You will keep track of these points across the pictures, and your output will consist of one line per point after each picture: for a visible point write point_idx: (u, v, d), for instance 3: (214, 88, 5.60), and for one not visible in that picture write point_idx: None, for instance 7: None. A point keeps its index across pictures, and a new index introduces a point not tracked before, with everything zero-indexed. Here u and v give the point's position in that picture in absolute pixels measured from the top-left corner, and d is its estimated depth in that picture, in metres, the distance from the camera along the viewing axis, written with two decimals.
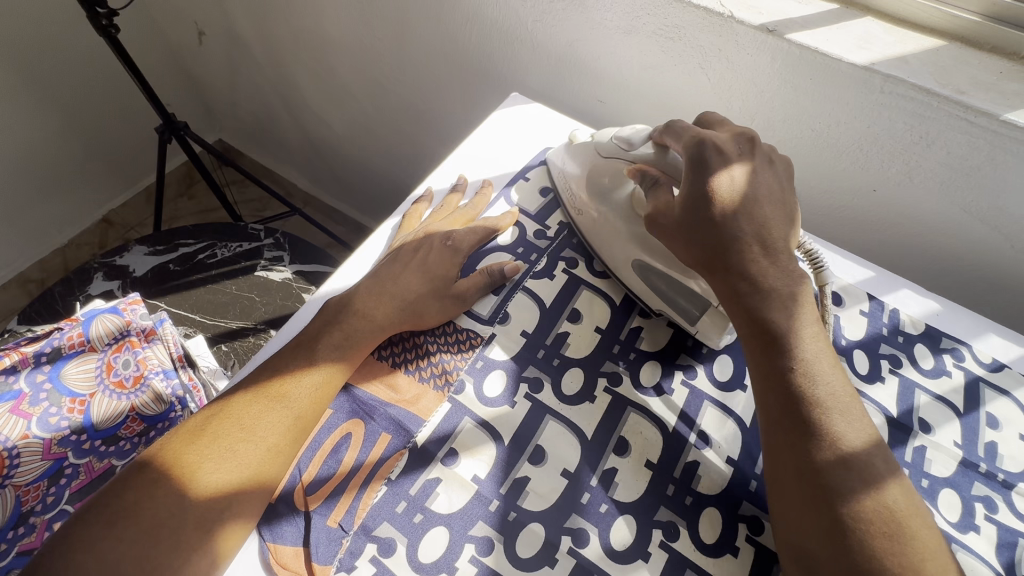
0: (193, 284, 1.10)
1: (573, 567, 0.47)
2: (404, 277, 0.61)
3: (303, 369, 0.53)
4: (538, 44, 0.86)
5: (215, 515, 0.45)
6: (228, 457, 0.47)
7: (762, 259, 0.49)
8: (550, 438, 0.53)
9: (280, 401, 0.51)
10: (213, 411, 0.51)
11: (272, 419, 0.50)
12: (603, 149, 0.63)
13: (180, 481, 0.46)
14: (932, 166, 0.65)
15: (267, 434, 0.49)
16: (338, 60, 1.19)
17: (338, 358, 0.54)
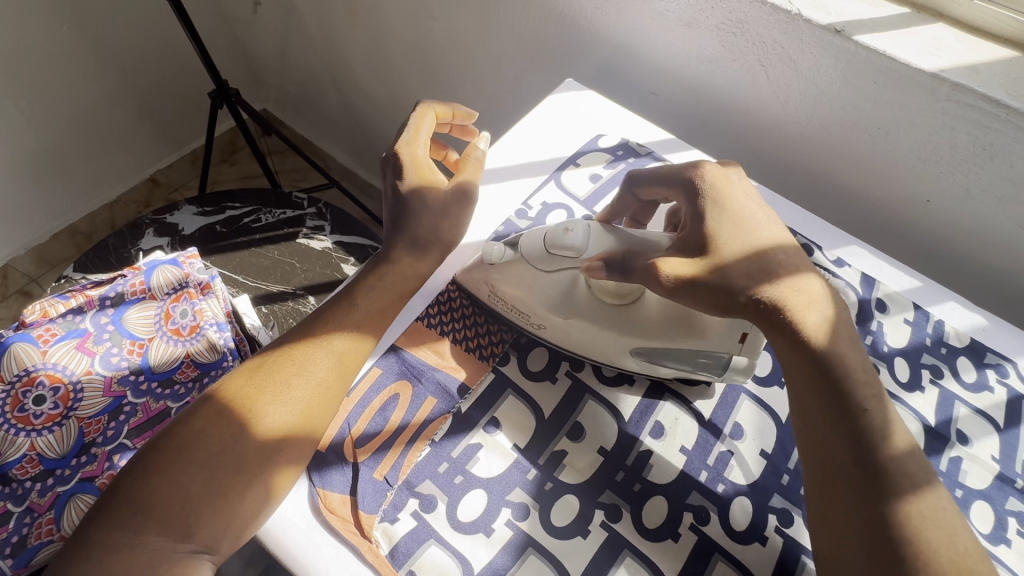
0: (238, 246, 1.14)
1: (604, 539, 0.49)
2: (421, 220, 0.57)
3: (354, 316, 0.53)
4: (595, 31, 0.86)
5: (276, 446, 0.47)
6: (285, 393, 0.48)
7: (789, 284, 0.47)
8: (588, 417, 0.55)
9: (327, 339, 0.51)
10: (270, 349, 0.52)
11: (321, 356, 0.50)
12: (540, 262, 0.56)
13: (241, 414, 0.47)
14: (991, 180, 0.65)
15: (322, 371, 0.50)
16: (391, 37, 1.21)
17: (384, 311, 0.54)
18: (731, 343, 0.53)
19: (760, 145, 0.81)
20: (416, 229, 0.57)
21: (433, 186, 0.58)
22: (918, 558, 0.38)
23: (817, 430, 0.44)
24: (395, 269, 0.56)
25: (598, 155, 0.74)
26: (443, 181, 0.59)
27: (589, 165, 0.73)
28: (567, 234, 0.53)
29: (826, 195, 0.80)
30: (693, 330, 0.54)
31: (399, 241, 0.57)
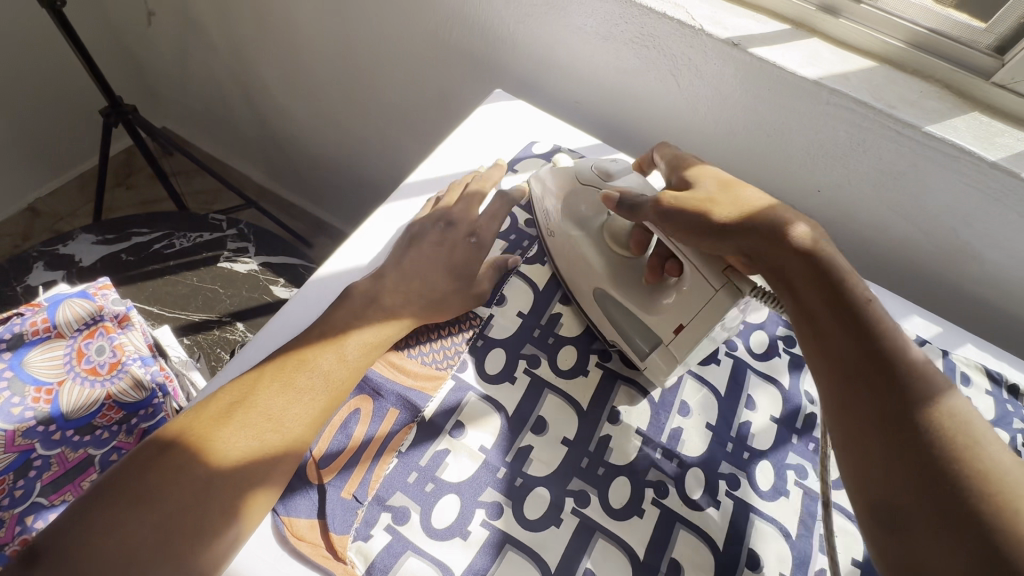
0: (150, 274, 1.04)
1: (577, 525, 0.51)
2: (431, 276, 0.60)
3: (331, 363, 0.52)
4: (519, 44, 0.90)
5: (258, 472, 0.45)
6: (272, 417, 0.48)
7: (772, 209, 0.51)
8: (550, 410, 0.56)
9: (308, 391, 0.50)
10: (252, 372, 0.51)
11: (299, 409, 0.49)
12: (582, 176, 0.63)
13: (218, 441, 0.45)
14: (866, 170, 0.76)
15: (310, 394, 0.50)
16: (308, 50, 1.17)
17: (364, 355, 0.54)
18: (668, 330, 0.56)
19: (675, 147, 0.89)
20: (421, 279, 0.60)
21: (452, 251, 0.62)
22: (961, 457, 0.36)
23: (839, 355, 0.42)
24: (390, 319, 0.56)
25: (533, 161, 0.77)
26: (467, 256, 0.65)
27: (526, 171, 0.75)
28: (613, 161, 0.62)
29: None
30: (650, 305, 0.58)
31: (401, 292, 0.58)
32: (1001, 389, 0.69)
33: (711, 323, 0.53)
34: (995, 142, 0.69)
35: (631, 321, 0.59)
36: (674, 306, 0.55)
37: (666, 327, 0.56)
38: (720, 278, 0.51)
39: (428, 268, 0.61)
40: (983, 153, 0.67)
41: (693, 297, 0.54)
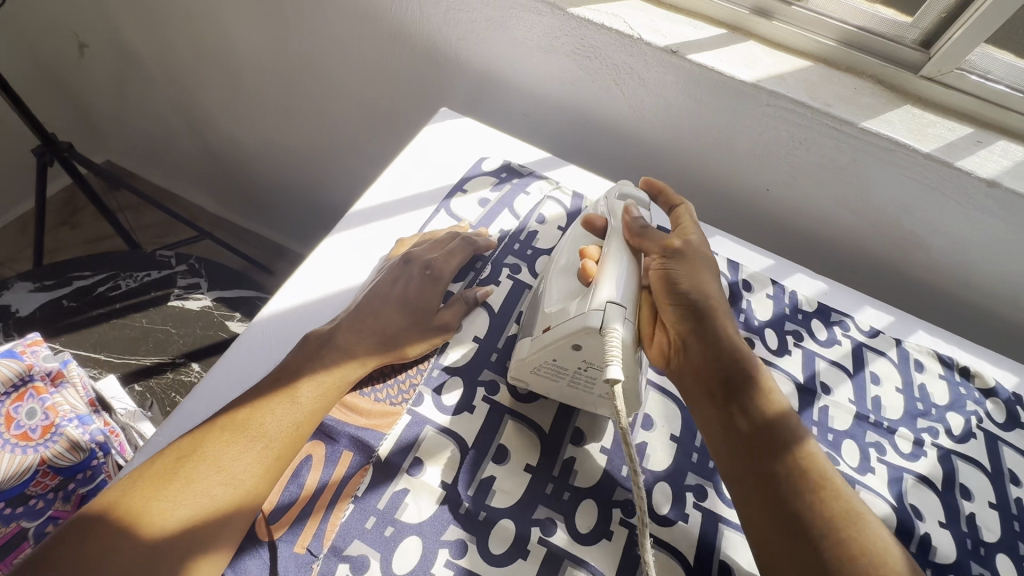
0: (95, 319, 0.99)
1: (544, 555, 0.49)
2: (386, 311, 0.58)
3: (286, 406, 0.50)
4: (462, 61, 0.89)
5: (209, 530, 0.44)
6: (223, 469, 0.45)
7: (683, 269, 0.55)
8: (511, 437, 0.55)
9: (260, 439, 0.47)
10: (204, 423, 0.49)
11: (250, 459, 0.46)
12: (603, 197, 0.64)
13: (162, 498, 0.43)
14: (810, 167, 0.77)
15: (264, 442, 0.47)
16: (251, 77, 1.14)
17: (321, 395, 0.51)
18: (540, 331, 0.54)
19: (626, 154, 0.89)
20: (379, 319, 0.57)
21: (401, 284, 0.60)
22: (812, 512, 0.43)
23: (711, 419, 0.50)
24: (344, 355, 0.54)
25: (483, 179, 0.75)
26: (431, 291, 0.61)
27: (476, 191, 0.74)
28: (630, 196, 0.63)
29: (686, 193, 0.89)
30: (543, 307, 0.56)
31: (356, 327, 0.56)
32: (953, 372, 0.71)
33: (566, 339, 0.50)
34: (928, 133, 0.71)
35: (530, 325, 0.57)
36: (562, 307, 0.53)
37: (544, 321, 0.54)
38: (603, 304, 0.49)
39: (387, 305, 0.59)
40: (917, 145, 0.69)
41: (575, 304, 0.52)
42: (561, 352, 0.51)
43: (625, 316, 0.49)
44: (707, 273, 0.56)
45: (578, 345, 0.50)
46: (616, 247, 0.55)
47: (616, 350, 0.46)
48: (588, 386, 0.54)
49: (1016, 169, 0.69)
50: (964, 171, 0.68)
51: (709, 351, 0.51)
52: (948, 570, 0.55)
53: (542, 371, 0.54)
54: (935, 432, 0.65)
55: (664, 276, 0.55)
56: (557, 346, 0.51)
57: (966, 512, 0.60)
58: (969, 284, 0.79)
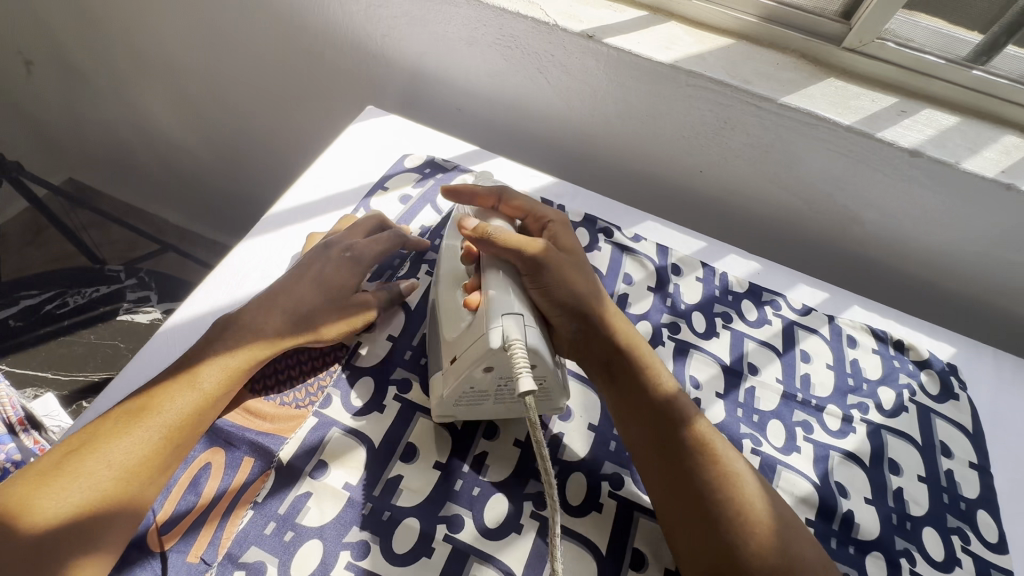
0: (42, 338, 0.98)
1: (449, 552, 0.48)
2: (299, 289, 0.56)
3: (183, 392, 0.48)
4: (391, 59, 0.88)
5: (98, 521, 0.42)
6: (110, 463, 0.44)
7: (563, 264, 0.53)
8: (421, 435, 0.54)
9: (154, 426, 0.46)
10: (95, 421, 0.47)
11: (143, 446, 0.45)
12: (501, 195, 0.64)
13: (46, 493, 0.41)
14: (737, 147, 0.76)
15: (161, 429, 0.46)
16: (192, 86, 1.13)
17: (222, 380, 0.50)
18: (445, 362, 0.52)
19: (559, 144, 0.88)
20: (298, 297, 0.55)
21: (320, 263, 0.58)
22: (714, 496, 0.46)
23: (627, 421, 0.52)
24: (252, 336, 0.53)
25: (405, 176, 0.74)
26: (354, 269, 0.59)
27: (398, 188, 0.73)
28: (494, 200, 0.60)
29: (623, 179, 0.87)
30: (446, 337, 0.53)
31: (267, 309, 0.55)
32: (887, 346, 0.70)
33: (477, 363, 0.48)
34: (850, 105, 0.70)
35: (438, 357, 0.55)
36: (460, 334, 0.51)
37: (450, 351, 0.52)
38: (500, 316, 0.47)
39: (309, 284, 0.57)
40: (838, 118, 0.68)
41: (471, 326, 0.50)
42: (476, 379, 0.49)
43: (524, 324, 0.48)
44: (579, 273, 0.54)
45: (491, 365, 0.48)
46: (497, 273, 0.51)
47: (524, 361, 0.45)
48: (511, 400, 0.52)
49: (939, 137, 0.68)
50: (886, 142, 0.67)
51: (595, 342, 0.54)
52: (871, 547, 0.55)
53: (464, 401, 0.52)
54: (865, 408, 0.64)
55: (540, 288, 0.52)
56: (470, 373, 0.49)
57: (894, 487, 0.59)
58: (907, 257, 0.78)
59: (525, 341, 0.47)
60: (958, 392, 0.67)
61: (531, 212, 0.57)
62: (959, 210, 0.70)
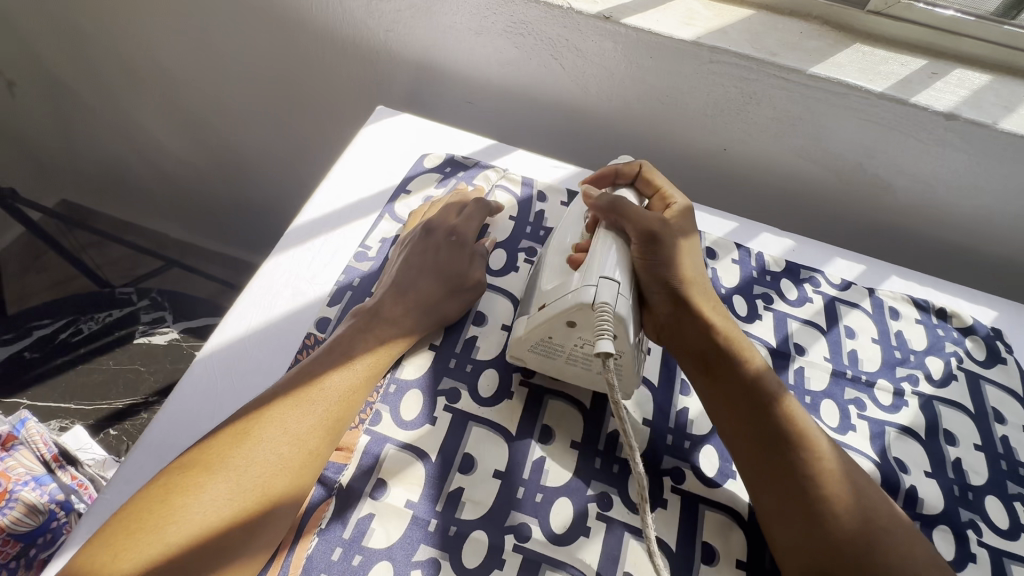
0: (59, 368, 0.96)
1: (521, 563, 0.48)
2: (389, 305, 0.57)
3: (297, 401, 0.48)
4: (396, 54, 0.85)
5: (225, 534, 0.41)
6: (210, 495, 0.42)
7: (675, 245, 0.55)
8: (476, 444, 0.53)
9: (274, 434, 0.46)
10: (192, 449, 0.45)
11: (268, 455, 0.45)
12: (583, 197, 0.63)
13: (178, 501, 0.41)
14: (764, 122, 0.73)
15: (285, 440, 0.46)
16: (186, 97, 1.10)
17: (337, 389, 0.50)
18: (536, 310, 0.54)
19: (576, 131, 0.85)
20: (379, 336, 0.55)
21: (413, 277, 0.59)
22: (825, 500, 0.45)
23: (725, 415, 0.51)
24: (361, 352, 0.53)
25: (427, 177, 0.72)
26: (433, 281, 0.60)
27: (420, 190, 0.71)
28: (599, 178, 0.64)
29: (643, 163, 0.85)
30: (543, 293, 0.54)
31: (361, 319, 0.56)
32: (930, 315, 0.69)
33: (560, 316, 0.49)
34: (880, 71, 0.68)
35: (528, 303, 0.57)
36: (557, 285, 0.52)
37: (541, 299, 0.54)
38: (597, 278, 0.48)
39: (388, 320, 0.56)
40: (869, 86, 0.66)
41: (569, 281, 0.51)
42: (553, 325, 0.51)
43: (619, 292, 0.48)
44: (689, 259, 0.56)
45: (572, 321, 0.49)
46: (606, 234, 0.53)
47: (607, 327, 0.46)
48: (586, 364, 0.53)
49: (974, 98, 0.66)
50: (920, 107, 0.65)
51: (694, 330, 0.53)
52: (938, 520, 0.54)
53: (536, 347, 0.54)
54: (915, 380, 0.64)
55: (650, 261, 0.53)
56: (552, 322, 0.50)
57: (952, 459, 0.58)
58: (941, 222, 0.76)
59: (614, 308, 0.47)
60: (1004, 356, 0.66)
61: (662, 191, 0.60)
62: (996, 172, 0.68)
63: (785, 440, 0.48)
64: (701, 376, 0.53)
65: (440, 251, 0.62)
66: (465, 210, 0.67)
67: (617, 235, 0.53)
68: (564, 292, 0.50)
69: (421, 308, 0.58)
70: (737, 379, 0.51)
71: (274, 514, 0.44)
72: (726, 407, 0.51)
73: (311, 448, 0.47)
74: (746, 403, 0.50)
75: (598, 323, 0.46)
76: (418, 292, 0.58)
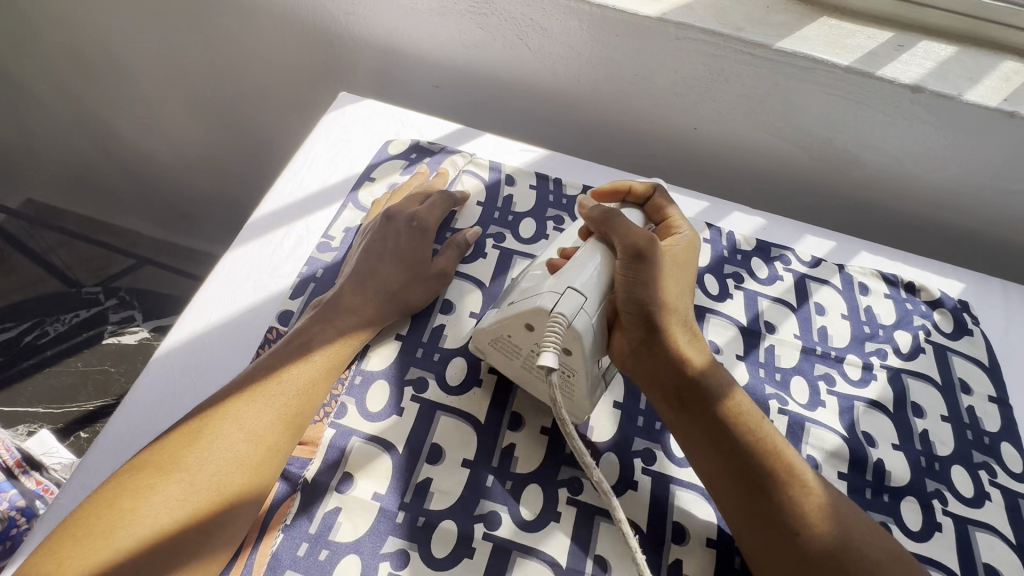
0: (25, 372, 0.94)
1: (490, 550, 0.47)
2: (350, 295, 0.56)
3: (254, 398, 0.47)
4: (359, 38, 0.83)
5: (179, 534, 0.40)
6: (162, 496, 0.41)
7: (664, 270, 0.50)
8: (444, 434, 0.53)
9: (230, 431, 0.45)
10: (144, 451, 0.44)
11: (223, 453, 0.44)
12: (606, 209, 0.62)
13: (128, 503, 0.40)
14: (733, 99, 0.72)
15: (241, 437, 0.45)
16: (145, 89, 1.06)
17: (296, 385, 0.49)
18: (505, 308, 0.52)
19: (545, 114, 0.83)
20: (339, 325, 0.54)
21: (374, 266, 0.58)
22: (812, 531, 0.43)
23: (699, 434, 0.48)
24: (320, 345, 0.52)
25: (391, 164, 0.70)
26: (396, 269, 0.59)
27: (385, 177, 0.69)
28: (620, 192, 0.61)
29: (614, 144, 0.84)
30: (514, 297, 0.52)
31: (321, 311, 0.55)
32: (899, 289, 0.69)
33: (523, 319, 0.48)
34: (847, 44, 0.67)
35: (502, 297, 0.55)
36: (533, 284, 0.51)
37: (515, 295, 0.52)
38: (565, 287, 0.47)
39: (348, 309, 0.55)
40: (835, 59, 0.66)
41: (542, 282, 0.49)
42: (517, 330, 0.49)
43: (582, 308, 0.46)
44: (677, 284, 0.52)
45: (531, 326, 0.48)
46: (593, 247, 0.50)
47: (553, 342, 0.43)
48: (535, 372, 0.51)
49: (940, 70, 0.66)
50: (886, 80, 0.65)
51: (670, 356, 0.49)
52: (904, 492, 0.55)
53: (500, 345, 0.52)
54: (883, 353, 0.64)
55: (634, 278, 0.49)
56: (513, 325, 0.49)
57: (919, 430, 0.59)
58: (911, 196, 0.76)
59: (568, 321, 0.45)
60: (972, 328, 0.67)
61: (670, 219, 0.57)
62: (961, 143, 0.68)
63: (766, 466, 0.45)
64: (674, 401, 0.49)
65: (400, 237, 0.61)
66: (429, 199, 0.66)
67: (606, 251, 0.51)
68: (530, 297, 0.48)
69: (383, 296, 0.57)
70: (716, 411, 0.47)
71: (232, 512, 0.43)
72: (702, 434, 0.47)
73: (270, 444, 0.46)
74: (726, 439, 0.46)
75: (546, 333, 0.44)
76: (380, 281, 0.57)
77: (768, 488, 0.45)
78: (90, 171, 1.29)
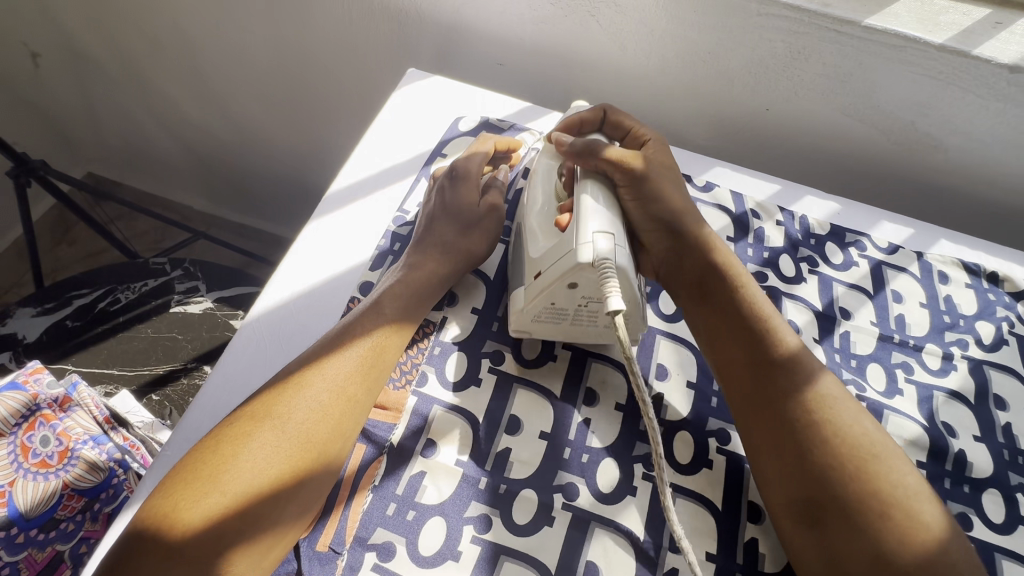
0: (102, 336, 0.99)
1: (570, 520, 0.49)
2: (422, 261, 0.58)
3: (334, 355, 0.48)
4: (425, 13, 0.83)
5: (275, 480, 0.42)
6: (258, 444, 0.43)
7: (659, 178, 0.56)
8: (522, 407, 0.54)
9: (313, 387, 0.46)
10: (240, 406, 0.46)
11: (310, 405, 0.45)
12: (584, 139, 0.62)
13: (227, 452, 0.42)
14: (812, 79, 0.70)
15: (325, 390, 0.47)
16: (209, 65, 1.08)
17: (371, 343, 0.50)
18: (530, 279, 0.54)
19: (609, 93, 0.83)
20: (407, 281, 0.55)
21: (442, 233, 0.60)
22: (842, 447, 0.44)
23: (716, 343, 0.53)
24: (392, 307, 0.53)
25: (462, 140, 0.71)
26: (462, 234, 0.60)
27: (457, 153, 0.70)
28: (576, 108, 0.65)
29: (678, 126, 0.83)
30: (531, 271, 0.54)
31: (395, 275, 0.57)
32: (980, 279, 0.67)
33: (562, 278, 0.50)
34: (941, 21, 0.65)
35: (519, 275, 0.57)
36: (548, 250, 0.52)
37: (534, 267, 0.54)
38: (591, 233, 0.49)
39: (414, 267, 0.57)
40: (929, 36, 0.63)
41: (561, 241, 0.51)
42: (559, 294, 0.51)
43: (615, 243, 0.48)
44: (673, 189, 0.57)
45: (575, 282, 0.49)
46: (585, 181, 0.54)
47: (614, 281, 0.46)
48: (590, 322, 0.54)
49: None
50: (982, 59, 0.63)
51: (691, 258, 0.55)
52: (986, 484, 0.54)
53: (542, 318, 0.54)
54: (964, 344, 0.62)
55: (638, 198, 0.55)
56: (554, 287, 0.50)
57: (1002, 423, 0.57)
58: (993, 183, 0.73)
59: (615, 263, 0.47)
60: None
61: (634, 129, 0.61)
62: None
63: (782, 381, 0.48)
64: (696, 303, 0.55)
65: (446, 191, 0.62)
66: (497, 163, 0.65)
67: (599, 177, 0.55)
68: (562, 252, 0.50)
69: (445, 255, 0.58)
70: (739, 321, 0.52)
71: (323, 460, 0.45)
72: (721, 337, 0.52)
73: (351, 396, 0.47)
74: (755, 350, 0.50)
75: (604, 279, 0.46)
76: (448, 249, 0.59)
77: (776, 383, 0.48)
78: (149, 148, 1.33)
